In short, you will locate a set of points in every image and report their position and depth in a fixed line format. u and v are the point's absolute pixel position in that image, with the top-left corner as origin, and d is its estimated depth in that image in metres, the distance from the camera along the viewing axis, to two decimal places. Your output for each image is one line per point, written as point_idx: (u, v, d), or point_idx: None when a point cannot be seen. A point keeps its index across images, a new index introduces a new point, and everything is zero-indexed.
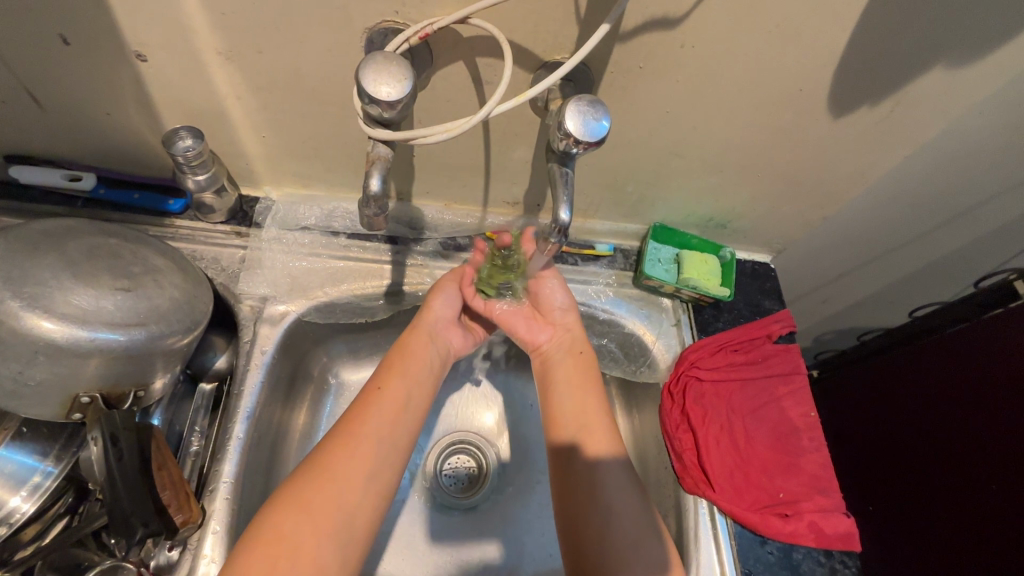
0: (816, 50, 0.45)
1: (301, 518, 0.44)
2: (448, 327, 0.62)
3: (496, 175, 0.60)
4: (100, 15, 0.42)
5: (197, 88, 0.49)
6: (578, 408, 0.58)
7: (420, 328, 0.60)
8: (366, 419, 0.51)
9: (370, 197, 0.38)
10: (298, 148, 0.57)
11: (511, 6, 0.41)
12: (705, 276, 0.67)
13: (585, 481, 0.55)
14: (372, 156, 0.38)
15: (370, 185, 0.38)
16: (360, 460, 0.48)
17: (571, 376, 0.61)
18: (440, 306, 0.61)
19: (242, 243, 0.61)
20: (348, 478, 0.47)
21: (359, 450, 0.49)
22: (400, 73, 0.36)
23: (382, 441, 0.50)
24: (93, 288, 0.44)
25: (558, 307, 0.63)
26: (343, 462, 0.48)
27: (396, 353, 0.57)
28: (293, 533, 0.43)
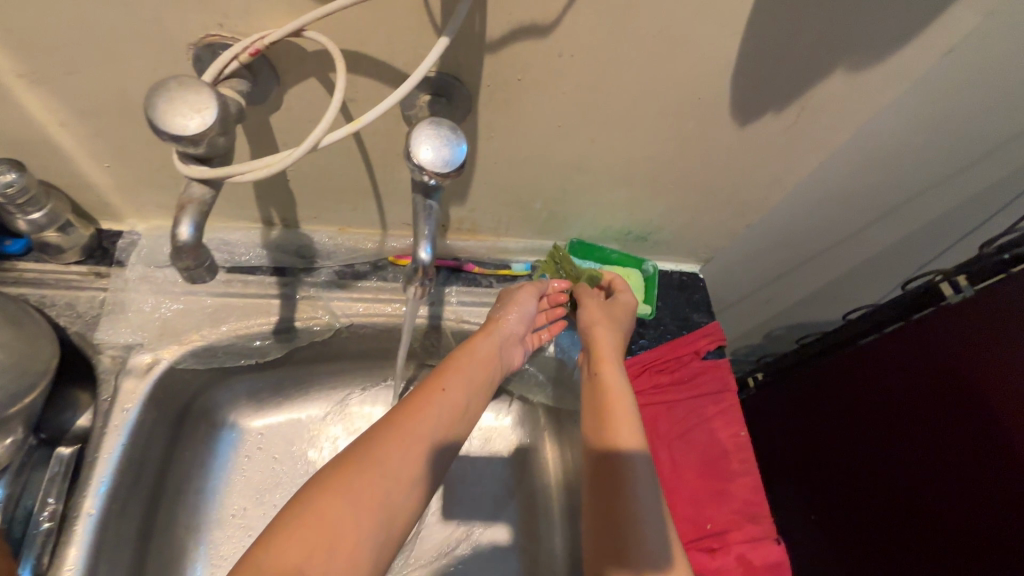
0: (707, 56, 0.41)
1: (341, 505, 0.38)
2: (515, 338, 0.56)
3: (388, 197, 0.54)
4: None
5: (7, 116, 0.41)
6: (618, 415, 0.51)
7: (489, 335, 0.54)
8: (423, 410, 0.46)
9: (180, 247, 0.32)
10: (154, 178, 0.50)
11: (353, 14, 0.35)
12: None
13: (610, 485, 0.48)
14: (183, 199, 0.32)
15: (180, 233, 0.32)
16: (413, 455, 0.43)
17: (617, 382, 0.53)
18: (516, 313, 0.56)
19: (102, 285, 0.54)
20: (397, 470, 0.42)
21: (413, 442, 0.44)
22: (201, 101, 0.30)
23: (436, 439, 0.45)
24: None
25: (591, 322, 0.57)
26: (397, 453, 0.42)
27: (456, 358, 0.51)
28: (337, 519, 0.38)
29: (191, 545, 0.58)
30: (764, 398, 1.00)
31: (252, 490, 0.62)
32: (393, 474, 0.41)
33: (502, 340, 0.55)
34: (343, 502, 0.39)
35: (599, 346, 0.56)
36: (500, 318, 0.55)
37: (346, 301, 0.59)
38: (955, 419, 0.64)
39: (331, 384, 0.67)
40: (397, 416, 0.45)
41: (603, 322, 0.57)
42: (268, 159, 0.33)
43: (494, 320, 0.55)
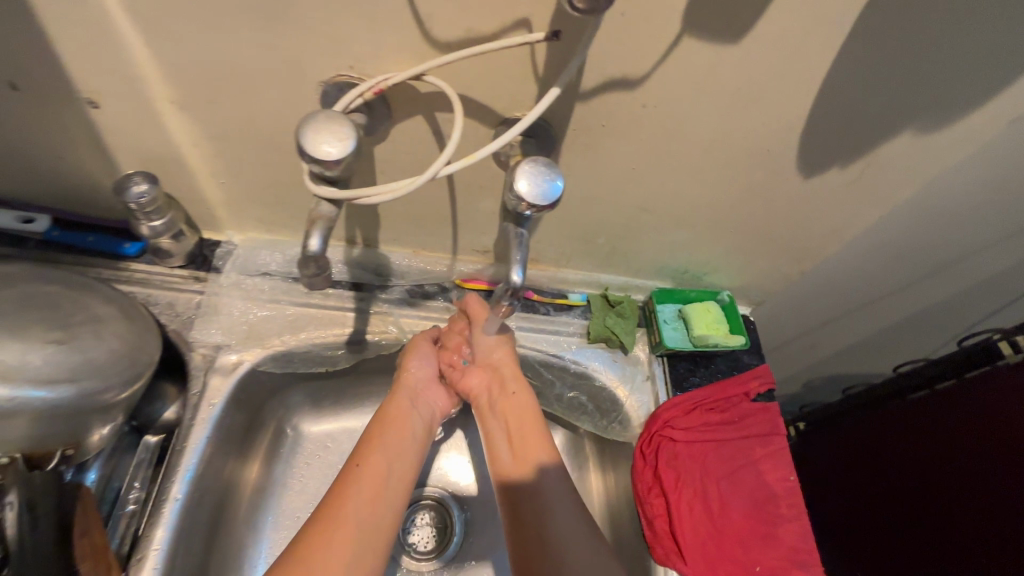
0: (781, 112, 0.44)
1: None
2: (427, 388, 0.59)
3: (464, 226, 0.59)
4: (47, 63, 0.41)
5: (153, 136, 0.48)
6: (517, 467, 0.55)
7: (400, 391, 0.57)
8: (345, 494, 0.47)
9: (309, 257, 0.37)
10: (259, 194, 0.55)
11: (468, 64, 0.40)
12: (714, 327, 0.66)
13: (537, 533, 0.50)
14: (313, 216, 0.37)
15: (309, 244, 0.37)
16: (344, 546, 0.44)
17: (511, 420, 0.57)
18: (413, 366, 0.59)
19: (199, 288, 0.59)
20: (332, 561, 0.43)
21: (342, 527, 0.45)
22: (343, 130, 0.35)
23: (365, 517, 0.47)
24: (21, 342, 0.42)
25: (488, 347, 0.60)
26: (333, 545, 0.44)
27: (377, 422, 0.54)
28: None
29: (248, 545, 0.60)
30: (805, 448, 0.99)
31: (310, 493, 0.65)
32: (332, 562, 0.43)
33: (416, 399, 0.58)
34: None
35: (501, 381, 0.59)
36: (405, 370, 0.59)
37: (413, 319, 0.63)
38: (1008, 479, 0.63)
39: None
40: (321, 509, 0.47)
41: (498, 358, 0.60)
42: (392, 184, 0.39)
43: (400, 376, 0.59)
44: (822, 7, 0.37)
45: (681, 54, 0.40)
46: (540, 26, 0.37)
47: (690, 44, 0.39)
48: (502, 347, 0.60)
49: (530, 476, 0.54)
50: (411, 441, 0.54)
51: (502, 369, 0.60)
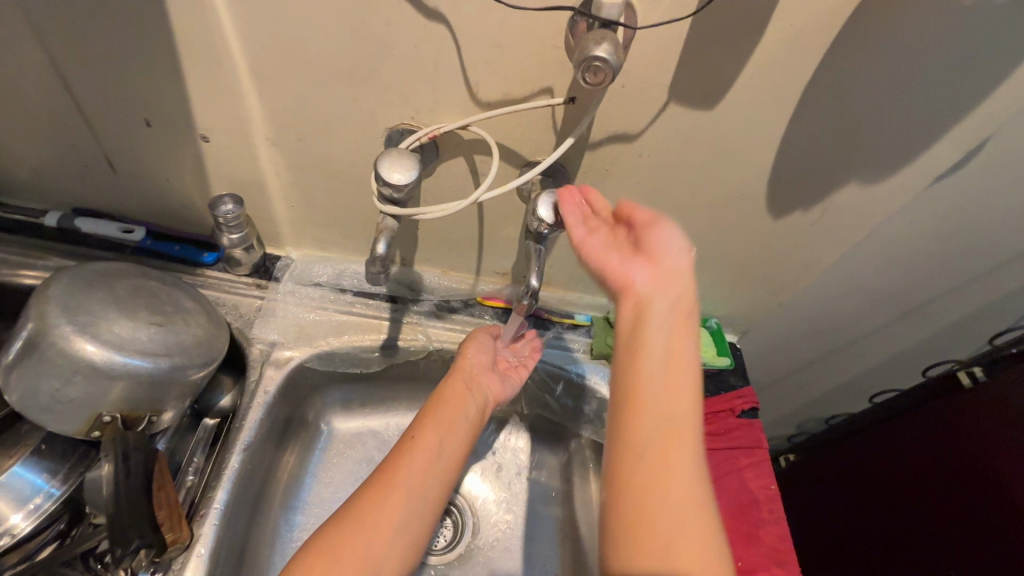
0: (749, 163, 0.56)
1: (328, 565, 0.46)
2: (481, 373, 0.65)
3: (488, 250, 0.69)
4: (180, 107, 0.53)
5: (246, 166, 0.59)
6: (656, 364, 0.44)
7: (458, 376, 0.63)
8: (398, 469, 0.53)
9: (376, 257, 0.50)
10: (320, 216, 0.66)
11: (502, 119, 0.52)
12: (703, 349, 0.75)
13: (647, 483, 0.42)
14: (381, 226, 0.50)
15: (377, 247, 0.50)
16: (390, 514, 0.50)
17: (660, 347, 0.45)
18: (472, 355, 0.65)
19: (260, 294, 0.69)
20: (380, 527, 0.50)
21: (389, 494, 0.51)
22: (409, 164, 0.47)
23: (413, 489, 0.53)
24: (132, 321, 0.52)
25: (673, 249, 0.47)
26: (381, 516, 0.50)
27: (435, 402, 0.60)
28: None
29: (284, 525, 0.67)
30: (795, 477, 1.04)
31: (336, 485, 0.72)
32: (382, 524, 0.50)
33: (472, 387, 0.63)
34: (343, 559, 0.47)
35: (671, 291, 0.46)
36: (463, 356, 0.65)
37: (439, 329, 0.72)
38: (979, 499, 0.70)
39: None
40: (378, 478, 0.53)
41: (666, 268, 0.46)
42: (442, 206, 0.51)
43: (459, 361, 0.65)
44: (774, 85, 0.48)
45: (667, 118, 0.51)
46: (559, 93, 0.49)
47: (675, 108, 0.50)
48: (682, 254, 0.47)
49: (668, 393, 0.44)
50: (463, 426, 0.59)
51: (672, 277, 0.46)
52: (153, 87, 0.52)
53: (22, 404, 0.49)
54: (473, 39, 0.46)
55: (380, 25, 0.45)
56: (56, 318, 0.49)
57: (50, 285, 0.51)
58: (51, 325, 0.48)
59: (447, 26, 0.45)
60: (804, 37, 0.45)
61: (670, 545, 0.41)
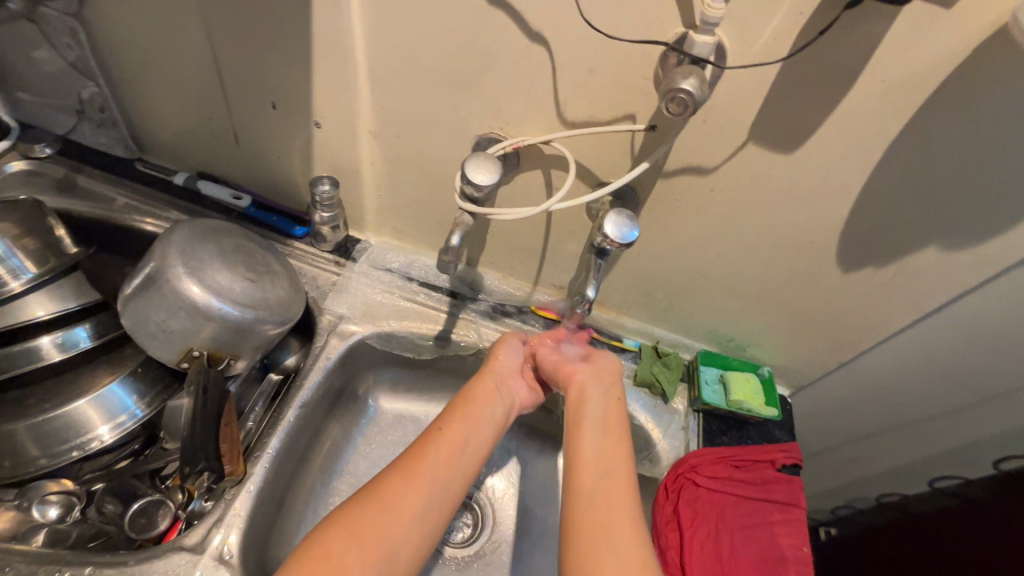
0: (822, 211, 0.56)
1: (348, 538, 0.47)
2: (511, 376, 0.66)
3: (549, 262, 0.72)
4: (303, 96, 0.61)
5: (347, 154, 0.66)
6: (595, 455, 0.52)
7: (489, 376, 0.64)
8: (423, 458, 0.54)
9: (449, 248, 0.55)
10: (402, 208, 0.72)
11: (584, 138, 0.55)
12: (751, 396, 0.73)
13: (595, 514, 0.48)
14: (457, 221, 0.55)
15: (452, 240, 0.55)
16: (412, 498, 0.51)
17: (591, 438, 0.54)
18: (505, 357, 0.67)
19: (337, 271, 0.75)
20: (400, 510, 0.50)
21: (414, 480, 0.52)
22: (493, 168, 0.51)
23: (436, 478, 0.53)
24: (231, 273, 0.59)
25: (606, 360, 0.65)
26: (401, 497, 0.50)
27: (465, 398, 0.61)
28: (348, 561, 0.45)
29: (321, 487, 0.72)
30: (834, 554, 0.98)
31: (372, 459, 0.76)
32: (403, 510, 0.50)
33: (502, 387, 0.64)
34: (352, 545, 0.46)
35: (600, 387, 0.61)
36: (494, 359, 0.66)
37: (491, 330, 0.76)
38: None
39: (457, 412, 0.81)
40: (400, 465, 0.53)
41: (596, 377, 0.62)
42: (516, 210, 0.55)
43: (489, 361, 0.66)
44: (858, 136, 0.49)
45: (743, 157, 0.53)
46: (641, 120, 0.52)
47: (751, 148, 0.52)
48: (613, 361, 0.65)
49: (603, 468, 0.51)
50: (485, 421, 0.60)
51: (606, 374, 0.63)
52: (285, 76, 0.60)
53: (132, 327, 0.57)
54: (568, 63, 0.50)
55: (488, 42, 0.50)
56: (173, 260, 0.56)
57: (173, 231, 0.59)
58: (167, 265, 0.56)
59: (547, 49, 0.49)
60: (895, 93, 0.45)
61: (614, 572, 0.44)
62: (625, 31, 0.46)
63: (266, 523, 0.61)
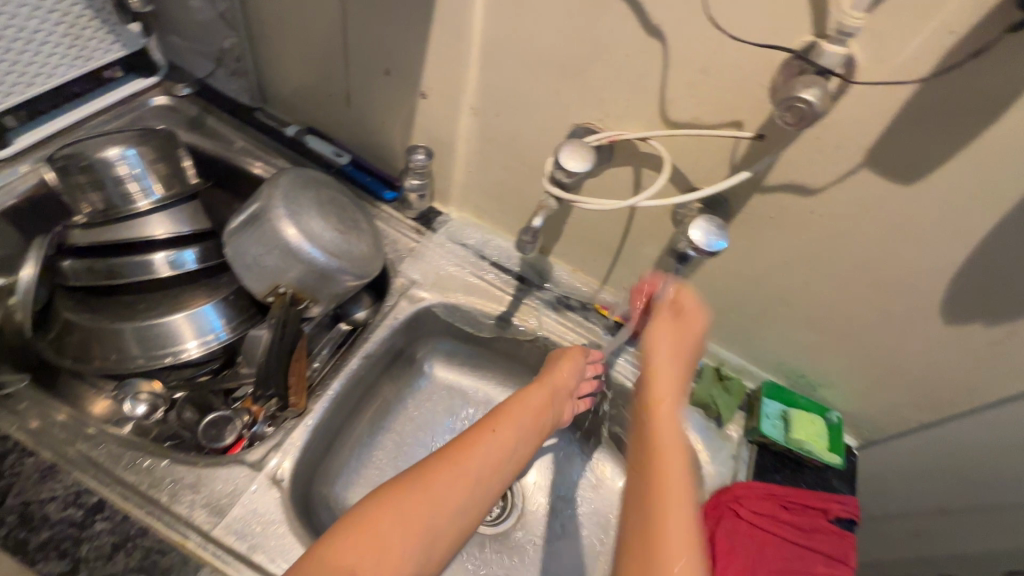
0: (933, 253, 0.51)
1: (396, 516, 0.44)
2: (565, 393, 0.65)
3: (623, 262, 0.71)
4: (415, 65, 0.64)
5: (446, 127, 0.69)
6: (637, 438, 0.48)
7: (547, 384, 0.63)
8: (473, 452, 0.51)
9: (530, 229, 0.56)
10: (487, 188, 0.74)
11: (683, 139, 0.54)
12: (814, 439, 0.69)
13: (636, 502, 0.43)
14: (542, 204, 0.56)
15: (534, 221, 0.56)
16: (457, 491, 0.49)
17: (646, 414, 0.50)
18: (567, 372, 0.66)
19: (416, 238, 0.78)
20: (445, 500, 0.47)
21: (462, 474, 0.50)
22: (587, 155, 0.51)
23: (481, 476, 0.51)
24: (324, 223, 0.63)
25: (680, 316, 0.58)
26: (445, 487, 0.48)
27: (518, 401, 0.59)
28: (388, 534, 0.43)
29: (367, 438, 0.75)
30: None
31: (419, 423, 0.79)
32: (445, 500, 0.47)
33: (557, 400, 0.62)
34: (397, 521, 0.44)
35: (666, 351, 0.55)
36: (552, 370, 0.65)
37: (553, 321, 0.76)
38: None
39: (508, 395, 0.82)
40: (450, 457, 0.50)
41: (666, 335, 0.56)
42: (602, 201, 0.54)
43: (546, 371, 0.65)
44: (993, 175, 0.44)
45: (855, 181, 0.49)
46: (749, 128, 0.50)
47: (864, 173, 0.49)
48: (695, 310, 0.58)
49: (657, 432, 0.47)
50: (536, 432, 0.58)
51: (682, 338, 0.57)
52: (402, 45, 0.63)
53: (232, 258, 0.62)
54: (681, 61, 0.49)
55: (603, 32, 0.51)
56: (277, 202, 0.61)
57: (280, 176, 0.64)
58: (272, 206, 0.61)
59: (662, 44, 0.49)
60: None
61: (663, 443, 0.46)
62: (748, 33, 0.45)
63: (316, 458, 0.66)
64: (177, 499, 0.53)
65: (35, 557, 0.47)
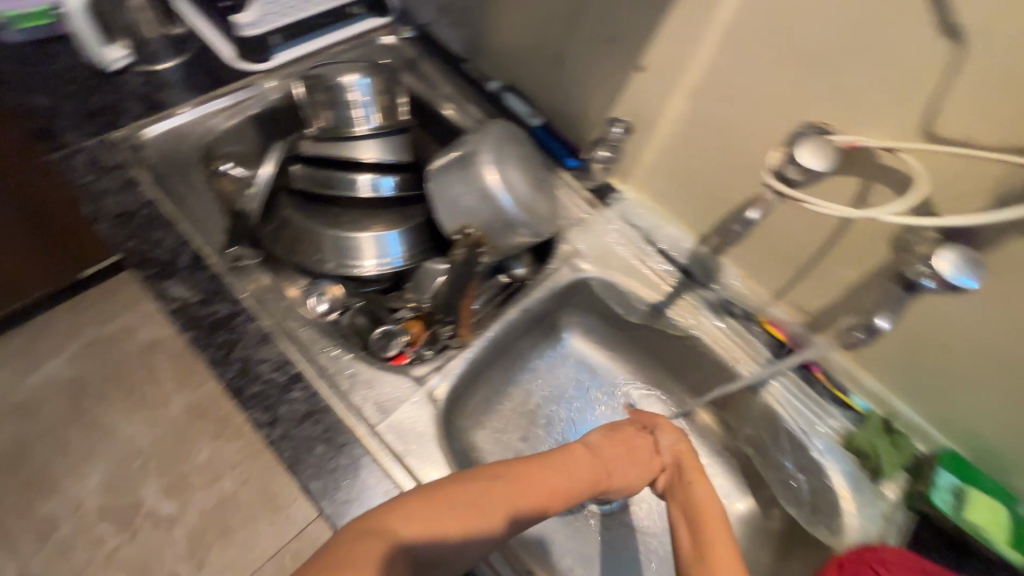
0: None
1: (460, 498, 0.45)
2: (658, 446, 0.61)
3: (808, 280, 0.66)
4: (643, 37, 0.63)
5: (653, 105, 0.68)
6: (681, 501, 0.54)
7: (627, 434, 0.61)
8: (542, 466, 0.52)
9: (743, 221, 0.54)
10: (676, 174, 0.72)
11: (940, 158, 0.48)
12: (996, 529, 0.59)
13: (690, 542, 0.49)
14: (757, 198, 0.52)
15: (749, 215, 0.54)
16: (515, 494, 0.48)
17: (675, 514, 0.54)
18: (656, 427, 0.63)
19: (588, 211, 0.78)
20: (504, 497, 0.47)
21: (525, 480, 0.50)
22: (828, 156, 0.48)
23: (545, 487, 0.51)
24: (521, 177, 0.67)
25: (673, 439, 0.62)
26: (507, 487, 0.48)
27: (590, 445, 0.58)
28: (451, 507, 0.44)
29: (500, 388, 0.78)
30: None
31: (549, 387, 0.81)
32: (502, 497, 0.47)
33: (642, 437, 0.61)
34: (457, 501, 0.45)
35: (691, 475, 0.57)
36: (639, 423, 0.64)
37: (710, 323, 0.73)
38: None
39: (625, 377, 0.83)
40: (517, 475, 0.49)
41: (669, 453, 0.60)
42: (828, 205, 0.49)
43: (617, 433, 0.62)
44: None
45: None
46: None
47: None
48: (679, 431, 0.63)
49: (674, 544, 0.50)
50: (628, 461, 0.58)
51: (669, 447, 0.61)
52: (636, 16, 0.62)
53: (432, 192, 0.68)
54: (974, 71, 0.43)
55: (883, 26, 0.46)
56: (487, 150, 0.66)
57: (492, 126, 0.68)
58: (482, 153, 0.66)
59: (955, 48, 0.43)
60: None
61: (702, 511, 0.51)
62: None
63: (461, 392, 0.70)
64: (354, 391, 0.60)
65: (248, 404, 0.56)
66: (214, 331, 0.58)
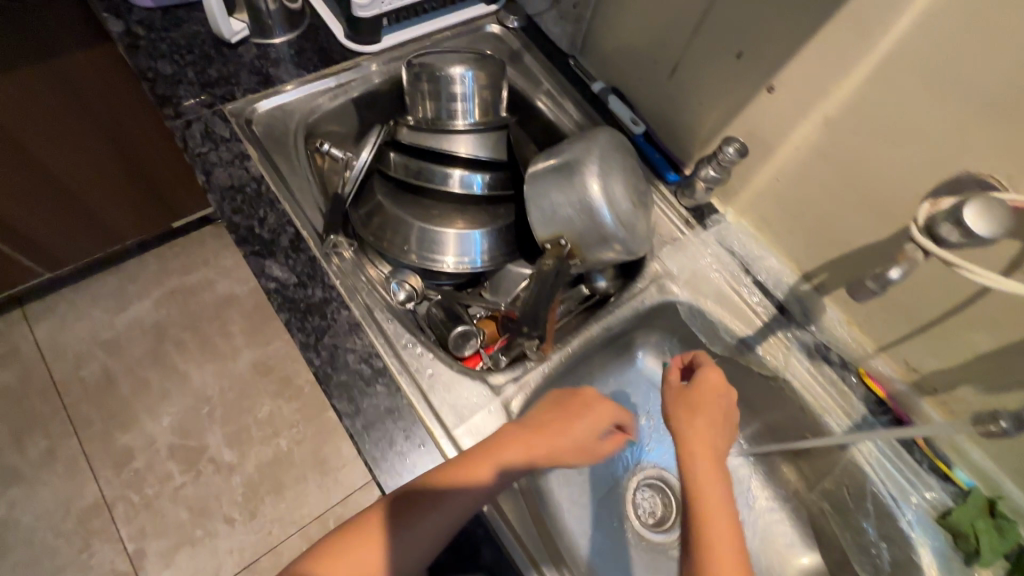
0: None
1: (406, 522, 0.47)
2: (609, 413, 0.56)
3: (925, 338, 0.60)
4: (779, 56, 0.58)
5: (776, 128, 0.63)
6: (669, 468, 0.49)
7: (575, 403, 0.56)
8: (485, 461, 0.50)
9: (880, 279, 0.46)
10: (787, 204, 0.67)
11: None
12: None
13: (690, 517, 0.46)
14: (904, 255, 0.47)
15: (888, 273, 0.46)
16: (460, 498, 0.48)
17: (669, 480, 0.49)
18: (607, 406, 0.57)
19: (684, 231, 0.75)
20: (452, 502, 0.48)
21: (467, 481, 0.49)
22: (999, 220, 0.42)
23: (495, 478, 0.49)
24: (625, 192, 0.64)
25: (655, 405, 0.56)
26: (451, 493, 0.48)
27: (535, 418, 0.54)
28: (406, 530, 0.46)
29: None
30: None
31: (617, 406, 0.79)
32: (448, 503, 0.48)
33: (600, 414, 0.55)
34: (403, 525, 0.47)
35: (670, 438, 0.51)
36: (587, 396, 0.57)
37: (801, 367, 0.69)
38: None
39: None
40: (456, 472, 0.49)
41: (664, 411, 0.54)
42: (988, 274, 0.45)
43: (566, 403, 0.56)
44: None
45: None
46: None
47: None
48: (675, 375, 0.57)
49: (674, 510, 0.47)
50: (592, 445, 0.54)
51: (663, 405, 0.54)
52: (775, 32, 0.57)
53: (528, 197, 0.66)
54: None
55: None
56: (593, 160, 0.63)
57: (601, 133, 0.66)
58: (587, 162, 0.63)
59: None
60: None
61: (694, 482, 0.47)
62: None
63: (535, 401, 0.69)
64: (433, 392, 0.60)
65: (332, 392, 0.56)
66: (307, 315, 0.59)
